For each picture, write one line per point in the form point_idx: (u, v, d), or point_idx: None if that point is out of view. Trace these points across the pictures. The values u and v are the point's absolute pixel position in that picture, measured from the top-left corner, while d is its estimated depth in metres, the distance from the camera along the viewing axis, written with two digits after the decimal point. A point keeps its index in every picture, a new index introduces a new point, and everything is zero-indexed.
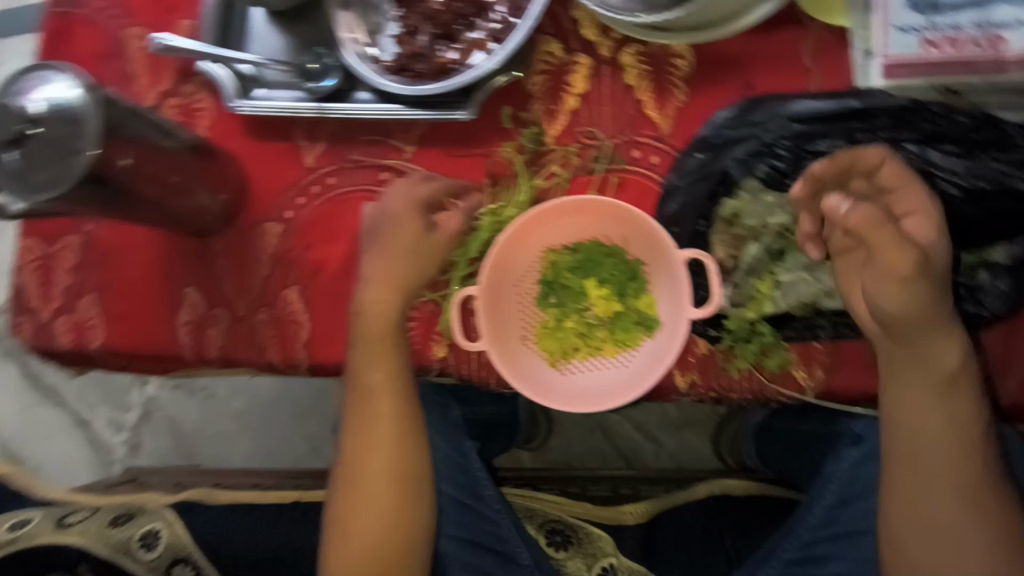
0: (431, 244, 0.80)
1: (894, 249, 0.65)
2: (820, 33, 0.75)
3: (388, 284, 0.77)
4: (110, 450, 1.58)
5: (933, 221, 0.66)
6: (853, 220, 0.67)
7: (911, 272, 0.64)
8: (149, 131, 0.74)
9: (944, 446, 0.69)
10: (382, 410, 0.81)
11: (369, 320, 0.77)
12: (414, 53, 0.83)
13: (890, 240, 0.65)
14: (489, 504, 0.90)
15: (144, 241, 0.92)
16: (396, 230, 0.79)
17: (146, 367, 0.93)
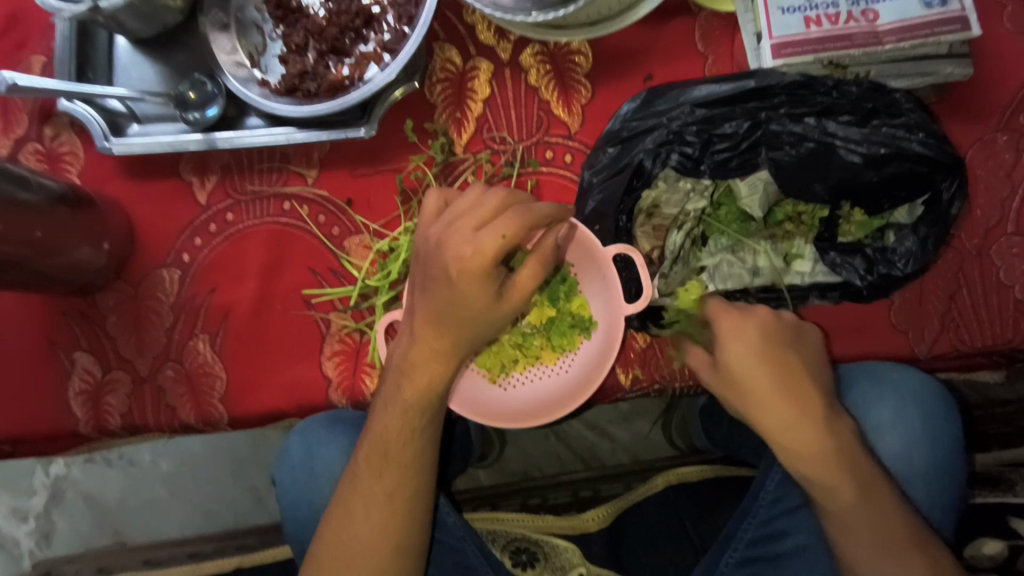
0: (501, 310, 0.63)
1: (788, 399, 0.66)
2: (709, 20, 0.77)
3: (433, 348, 0.65)
4: (16, 543, 1.40)
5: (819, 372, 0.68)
6: (712, 375, 0.68)
7: (804, 457, 0.65)
8: (3, 184, 0.64)
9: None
10: (385, 486, 0.68)
11: (405, 388, 0.67)
12: (303, 72, 0.78)
13: (762, 399, 0.66)
14: (452, 532, 0.81)
15: (15, 308, 0.80)
16: (464, 295, 0.60)
17: (40, 448, 0.82)
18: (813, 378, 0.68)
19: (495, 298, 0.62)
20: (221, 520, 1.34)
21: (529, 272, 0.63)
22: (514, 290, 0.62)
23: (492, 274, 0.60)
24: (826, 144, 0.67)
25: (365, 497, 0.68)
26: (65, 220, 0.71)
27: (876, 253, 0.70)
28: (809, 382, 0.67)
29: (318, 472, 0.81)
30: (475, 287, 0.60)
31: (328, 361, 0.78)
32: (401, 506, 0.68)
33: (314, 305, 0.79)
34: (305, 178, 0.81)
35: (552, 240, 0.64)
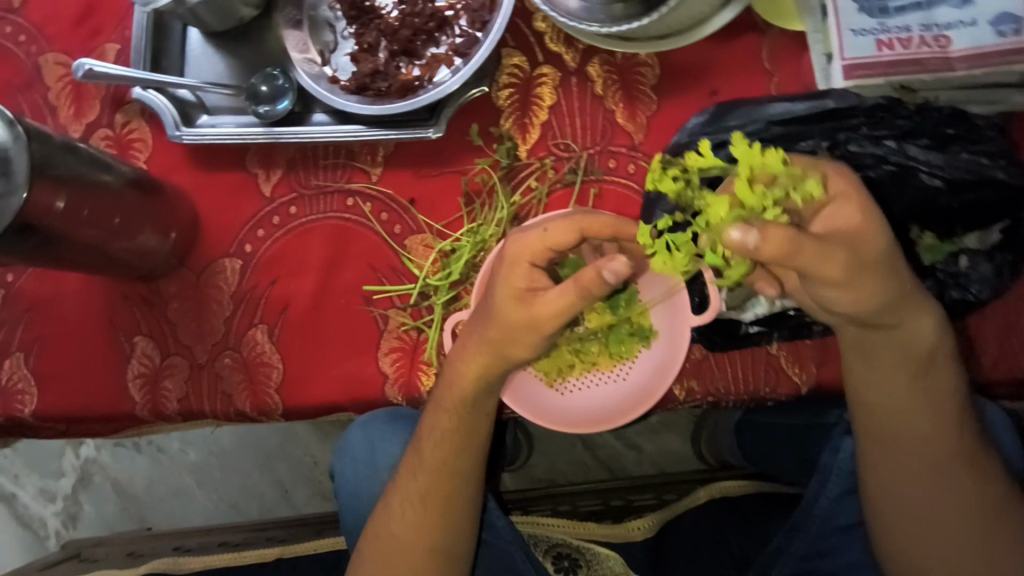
0: (529, 322, 0.61)
1: (834, 259, 0.54)
2: (777, 38, 0.77)
3: (470, 353, 0.65)
4: (44, 522, 1.41)
5: (857, 208, 0.55)
6: (767, 250, 0.50)
7: (848, 273, 0.55)
8: (84, 167, 0.66)
9: (888, 375, 0.66)
10: (419, 487, 0.71)
11: (445, 390, 0.68)
12: (374, 71, 0.80)
13: (818, 253, 0.52)
14: (501, 536, 0.82)
15: (80, 290, 0.82)
16: (502, 308, 0.62)
17: (94, 428, 0.83)
18: (850, 218, 0.56)
19: (527, 305, 0.61)
20: (247, 511, 1.36)
21: (557, 293, 0.59)
22: (542, 303, 0.61)
23: (525, 269, 0.61)
24: (906, 167, 0.70)
25: (403, 498, 0.72)
26: (137, 205, 0.72)
27: (947, 277, 0.71)
28: (854, 222, 0.55)
29: (378, 464, 0.85)
30: (508, 282, 0.61)
31: (385, 357, 0.78)
32: (436, 509, 0.71)
33: (373, 301, 0.80)
34: (369, 176, 0.82)
35: (592, 273, 0.56)
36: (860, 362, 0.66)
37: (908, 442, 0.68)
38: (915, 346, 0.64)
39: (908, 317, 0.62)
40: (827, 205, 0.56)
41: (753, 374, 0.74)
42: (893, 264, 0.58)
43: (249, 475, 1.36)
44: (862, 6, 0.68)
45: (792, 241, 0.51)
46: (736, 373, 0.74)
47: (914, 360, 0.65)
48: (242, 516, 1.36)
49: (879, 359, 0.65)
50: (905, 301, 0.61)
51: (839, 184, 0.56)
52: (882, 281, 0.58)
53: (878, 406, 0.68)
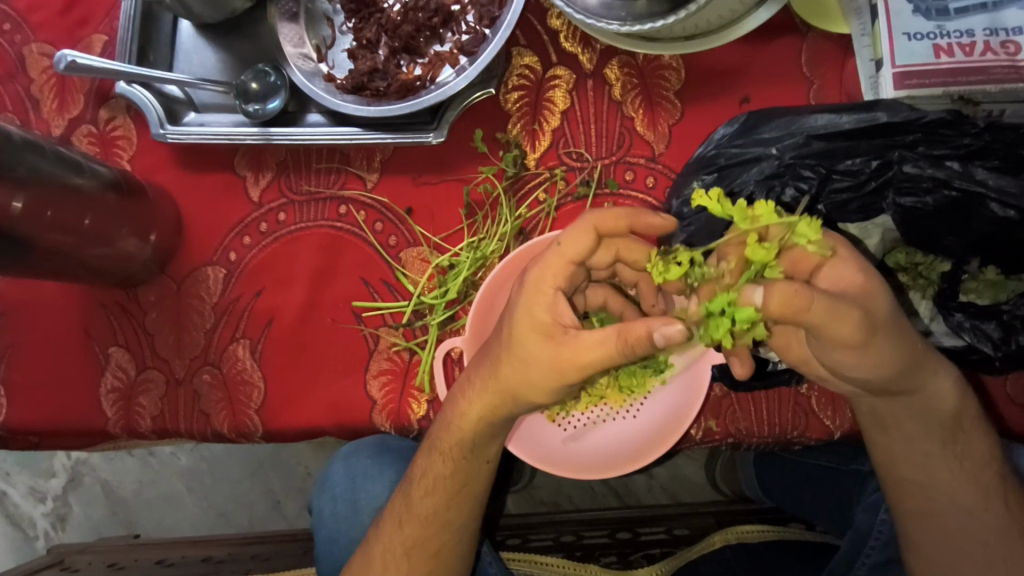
0: (553, 361, 0.52)
1: (850, 325, 0.47)
2: (817, 41, 0.70)
3: (476, 391, 0.58)
4: (33, 523, 1.38)
5: (856, 264, 0.50)
6: (773, 305, 0.46)
7: (867, 336, 0.48)
8: (52, 167, 0.60)
9: (917, 443, 0.60)
10: (406, 536, 0.65)
11: (441, 427, 0.62)
12: (372, 69, 0.73)
13: (827, 312, 0.46)
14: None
15: (56, 295, 0.77)
16: (525, 347, 0.53)
17: (67, 442, 0.78)
18: (854, 272, 0.50)
19: (556, 344, 0.52)
20: (237, 522, 1.31)
21: (593, 335, 0.50)
22: (573, 343, 0.51)
23: (548, 298, 0.53)
24: (972, 195, 0.58)
25: (386, 548, 0.65)
26: (113, 208, 0.67)
27: (1016, 320, 0.61)
28: (857, 282, 0.50)
29: (360, 507, 0.81)
30: (530, 313, 0.53)
31: (374, 381, 0.72)
32: (422, 563, 0.65)
33: (364, 319, 0.74)
34: (365, 182, 0.76)
35: (642, 331, 0.48)
36: (880, 432, 0.60)
37: (945, 519, 0.60)
38: (938, 409, 0.57)
39: (930, 379, 0.55)
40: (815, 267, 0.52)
41: (781, 417, 0.66)
42: (905, 322, 0.51)
43: (241, 485, 1.31)
44: (916, 9, 0.60)
45: (797, 295, 0.45)
46: (761, 415, 0.67)
47: (942, 424, 0.58)
48: (232, 527, 1.31)
49: (906, 425, 0.59)
50: (924, 365, 0.54)
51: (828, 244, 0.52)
52: (902, 342, 0.51)
53: (909, 479, 0.61)
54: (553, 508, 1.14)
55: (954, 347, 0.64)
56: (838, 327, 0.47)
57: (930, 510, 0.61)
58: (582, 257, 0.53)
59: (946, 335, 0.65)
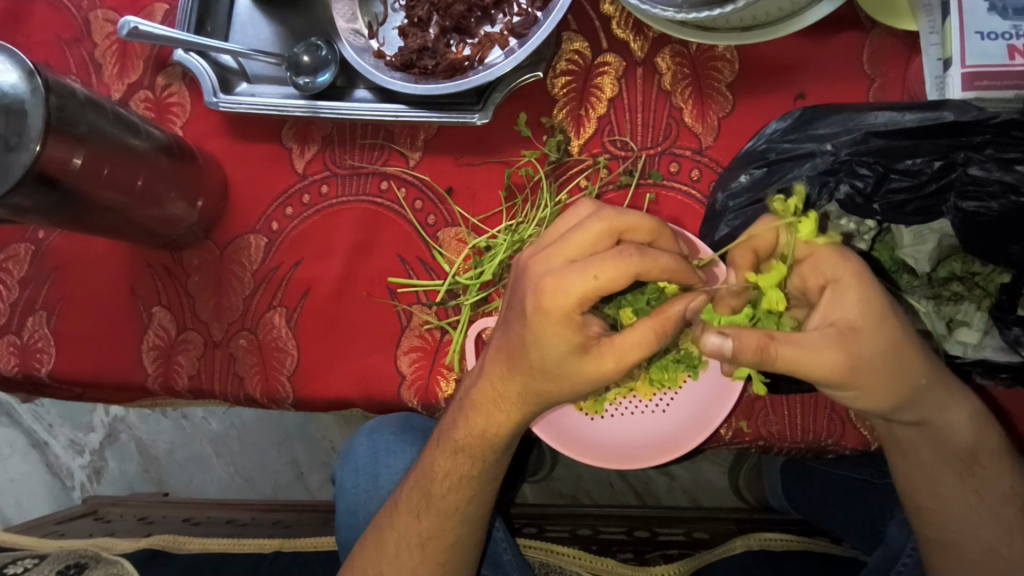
0: (599, 374, 0.52)
1: (814, 369, 0.47)
2: (882, 37, 0.67)
3: (490, 386, 0.58)
4: (70, 474, 1.44)
5: (859, 295, 0.49)
6: (745, 356, 0.46)
7: (848, 376, 0.48)
8: (110, 126, 0.62)
9: (932, 470, 0.58)
10: (421, 528, 0.65)
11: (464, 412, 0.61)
12: (422, 48, 0.73)
13: (797, 356, 0.46)
14: (507, 571, 0.77)
15: (107, 253, 0.80)
16: (542, 344, 0.52)
17: (109, 394, 0.82)
18: (854, 307, 0.49)
19: (591, 357, 0.51)
20: (261, 489, 1.34)
21: (634, 332, 0.51)
22: (612, 350, 0.51)
23: (575, 323, 0.51)
24: None
25: (399, 531, 0.66)
26: (164, 172, 0.69)
27: None
28: (854, 311, 0.49)
29: (381, 480, 0.82)
30: (552, 338, 0.51)
31: (404, 356, 0.73)
32: (432, 552, 0.66)
33: (398, 295, 0.74)
34: (407, 160, 0.76)
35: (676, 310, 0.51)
36: (899, 458, 0.58)
37: (971, 545, 0.58)
38: (952, 442, 0.55)
39: (937, 411, 0.54)
40: (827, 288, 0.50)
41: (815, 423, 0.64)
42: (909, 354, 0.50)
43: (267, 453, 1.34)
44: (990, 5, 0.57)
45: (766, 347, 0.46)
46: (794, 418, 0.65)
47: (956, 456, 0.56)
48: (256, 493, 1.34)
49: (920, 456, 0.57)
50: (926, 398, 0.52)
51: (829, 270, 0.50)
52: (902, 375, 0.50)
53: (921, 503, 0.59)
54: (571, 501, 1.14)
55: (1008, 363, 0.61)
56: (810, 369, 0.47)
57: (957, 536, 0.58)
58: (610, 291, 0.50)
59: (1000, 349, 0.62)
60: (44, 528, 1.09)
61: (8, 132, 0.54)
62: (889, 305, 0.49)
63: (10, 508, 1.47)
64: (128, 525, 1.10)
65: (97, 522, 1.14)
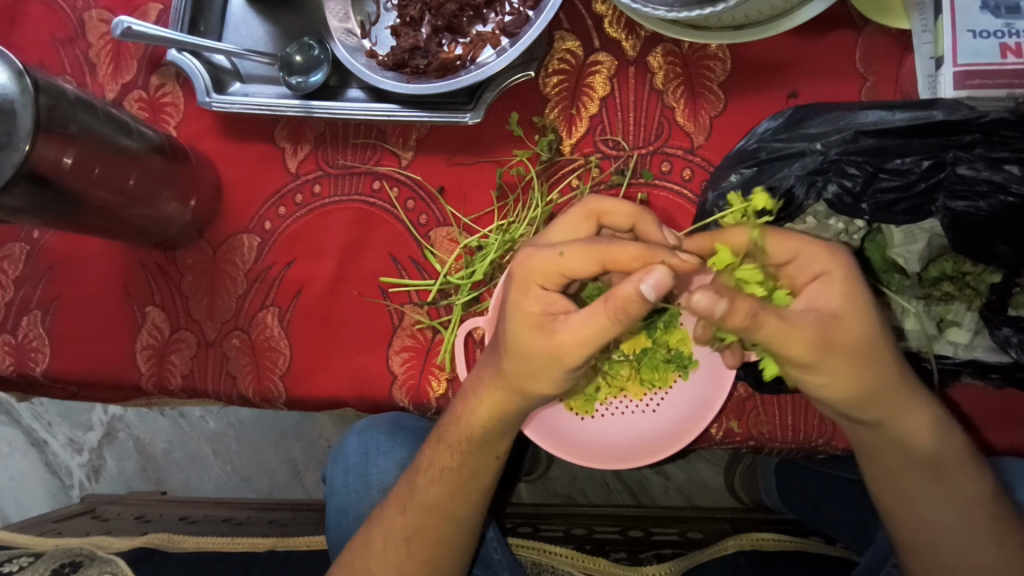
0: (552, 352, 0.51)
1: (794, 344, 0.47)
2: (875, 36, 0.67)
3: (484, 388, 0.59)
4: (69, 472, 1.45)
5: (843, 288, 0.50)
6: (732, 322, 0.44)
7: (819, 357, 0.48)
8: (101, 125, 0.62)
9: (898, 475, 0.58)
10: (410, 527, 0.65)
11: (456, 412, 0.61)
12: (414, 47, 0.73)
13: (776, 330, 0.46)
14: (498, 570, 0.77)
15: (100, 252, 0.80)
16: (511, 323, 0.53)
17: (104, 393, 0.82)
18: (836, 298, 0.49)
19: (546, 333, 0.51)
20: (258, 488, 1.35)
21: (583, 313, 0.49)
22: (565, 327, 0.50)
23: (539, 295, 0.53)
24: None
25: (391, 531, 0.66)
26: (157, 171, 0.69)
27: None
28: (836, 299, 0.49)
29: (374, 479, 0.83)
30: (519, 308, 0.53)
31: (395, 356, 0.73)
32: (423, 551, 0.66)
33: (390, 295, 0.74)
34: (399, 159, 0.76)
35: (628, 289, 0.46)
36: (866, 459, 0.58)
37: (943, 548, 0.58)
38: (915, 449, 0.55)
39: (904, 415, 0.54)
40: (818, 275, 0.51)
41: (807, 424, 0.64)
42: (881, 350, 0.50)
43: (265, 452, 1.34)
44: (982, 3, 0.57)
45: (753, 315, 0.44)
46: (785, 418, 0.65)
47: (923, 463, 0.56)
48: (253, 492, 1.34)
49: (884, 459, 0.57)
50: (895, 399, 0.52)
51: (818, 264, 0.51)
52: (871, 371, 0.50)
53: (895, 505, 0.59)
54: (566, 501, 1.14)
55: (1000, 363, 0.61)
56: (788, 345, 0.47)
57: (941, 536, 0.58)
58: (575, 274, 0.52)
59: (992, 349, 0.62)
60: (41, 526, 1.10)
61: None
62: (869, 299, 0.50)
63: (8, 506, 1.47)
64: (125, 523, 1.10)
65: (94, 520, 1.15)
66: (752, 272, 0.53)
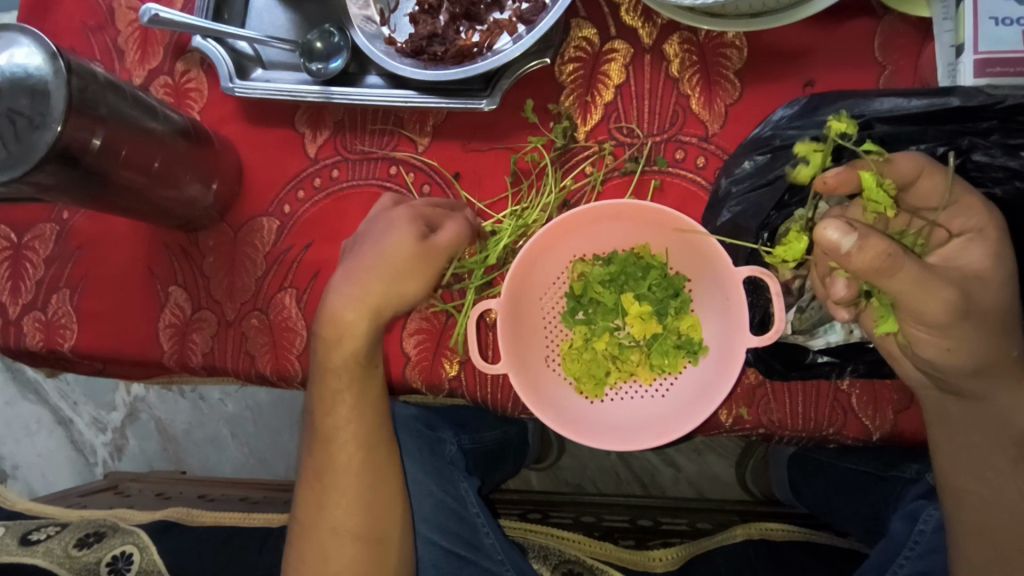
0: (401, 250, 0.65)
1: (929, 302, 0.47)
2: (894, 24, 0.66)
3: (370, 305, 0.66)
4: (93, 451, 1.49)
5: (989, 249, 0.52)
6: (859, 261, 0.45)
7: (954, 317, 0.48)
8: (129, 107, 0.64)
9: (982, 453, 0.56)
10: None
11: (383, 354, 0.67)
12: (431, 35, 0.74)
13: (915, 282, 0.46)
14: (489, 554, 0.77)
15: (126, 233, 0.83)
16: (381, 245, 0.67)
17: (128, 369, 0.85)
18: (981, 258, 0.52)
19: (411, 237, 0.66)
20: (273, 469, 1.38)
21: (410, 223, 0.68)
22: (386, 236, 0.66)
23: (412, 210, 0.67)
24: None
25: None
26: (181, 154, 0.71)
27: None
28: (982, 262, 0.52)
29: None
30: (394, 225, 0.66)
31: (409, 339, 0.74)
32: None
33: None
34: (416, 145, 0.78)
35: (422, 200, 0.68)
36: (944, 436, 0.57)
37: (1006, 531, 0.56)
38: (1008, 421, 0.55)
39: (1010, 388, 0.54)
40: (966, 234, 0.52)
41: (815, 414, 0.64)
42: (1004, 319, 0.52)
43: (280, 434, 1.37)
44: None
45: (893, 258, 0.45)
46: (794, 405, 0.65)
47: (1014, 439, 0.55)
48: (269, 473, 1.37)
49: (973, 437, 0.56)
50: (1008, 371, 0.53)
51: (970, 220, 0.53)
52: (990, 340, 0.51)
53: (964, 488, 0.58)
54: (576, 489, 1.15)
55: None
56: (928, 301, 0.47)
57: (971, 522, 0.58)
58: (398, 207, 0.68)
59: None
60: (68, 499, 1.14)
61: (32, 112, 0.56)
62: (1008, 261, 0.53)
63: (35, 482, 1.52)
64: (147, 499, 1.14)
65: (117, 495, 1.19)
66: (876, 188, 0.51)
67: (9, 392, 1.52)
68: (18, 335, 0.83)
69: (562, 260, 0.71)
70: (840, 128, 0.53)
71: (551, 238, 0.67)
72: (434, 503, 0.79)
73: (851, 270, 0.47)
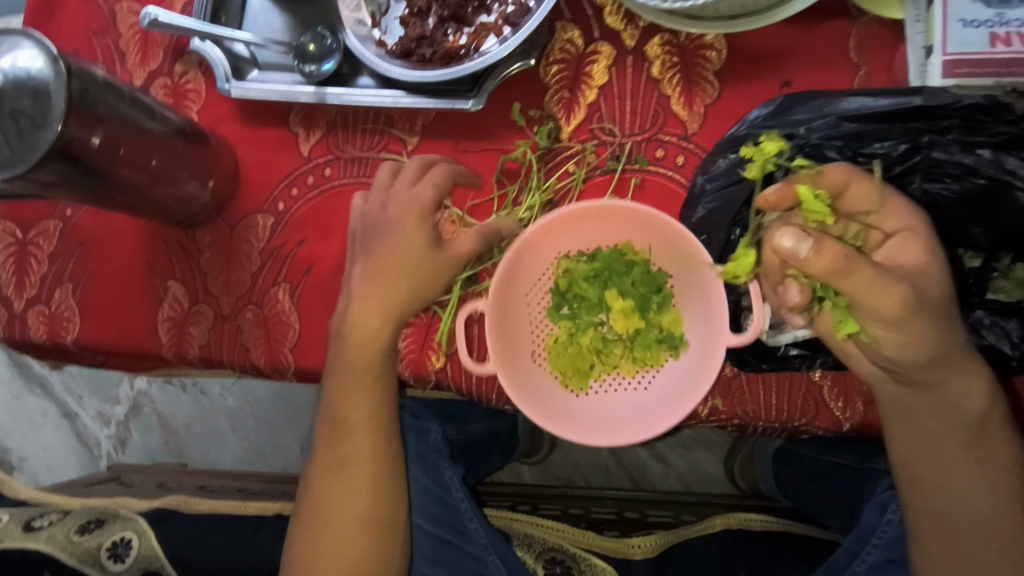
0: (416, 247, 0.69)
1: (884, 300, 0.49)
2: (869, 26, 0.68)
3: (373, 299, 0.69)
4: (97, 444, 1.53)
5: (923, 245, 0.55)
6: (817, 264, 0.48)
7: (908, 312, 0.50)
8: (127, 108, 0.67)
9: (933, 439, 0.59)
10: None
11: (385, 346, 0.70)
12: (420, 37, 0.77)
13: (870, 282, 0.49)
14: (472, 538, 0.80)
15: (127, 230, 0.86)
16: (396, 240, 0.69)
17: (128, 361, 0.88)
18: (915, 255, 0.55)
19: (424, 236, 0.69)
20: (272, 463, 1.41)
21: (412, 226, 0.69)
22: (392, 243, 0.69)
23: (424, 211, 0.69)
24: (1000, 183, 0.58)
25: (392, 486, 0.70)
26: (178, 152, 0.74)
27: None
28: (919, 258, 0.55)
29: None
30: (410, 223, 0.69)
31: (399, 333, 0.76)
32: None
33: None
34: (405, 145, 0.80)
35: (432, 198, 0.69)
36: (899, 426, 0.60)
37: (958, 514, 0.60)
38: (958, 409, 0.57)
39: (958, 376, 0.56)
40: (897, 232, 0.56)
41: (789, 406, 0.66)
42: (949, 310, 0.54)
43: (279, 429, 1.40)
44: None
45: (848, 259, 0.47)
46: (768, 396, 0.67)
47: (962, 425, 0.58)
48: (268, 466, 1.40)
49: (925, 425, 0.58)
50: (957, 361, 0.55)
51: (898, 221, 0.57)
52: (941, 332, 0.53)
53: (922, 476, 0.60)
54: (567, 484, 1.16)
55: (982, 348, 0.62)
56: (883, 299, 0.49)
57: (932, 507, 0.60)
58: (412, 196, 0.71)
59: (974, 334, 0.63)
60: (72, 489, 1.17)
61: (34, 111, 0.59)
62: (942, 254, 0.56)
63: (41, 474, 1.55)
64: (148, 490, 1.16)
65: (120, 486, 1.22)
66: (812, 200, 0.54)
67: (16, 386, 1.56)
68: (23, 328, 0.86)
69: (547, 257, 0.73)
70: (768, 147, 0.58)
71: (533, 237, 0.69)
72: (420, 490, 0.82)
73: (811, 274, 0.49)
